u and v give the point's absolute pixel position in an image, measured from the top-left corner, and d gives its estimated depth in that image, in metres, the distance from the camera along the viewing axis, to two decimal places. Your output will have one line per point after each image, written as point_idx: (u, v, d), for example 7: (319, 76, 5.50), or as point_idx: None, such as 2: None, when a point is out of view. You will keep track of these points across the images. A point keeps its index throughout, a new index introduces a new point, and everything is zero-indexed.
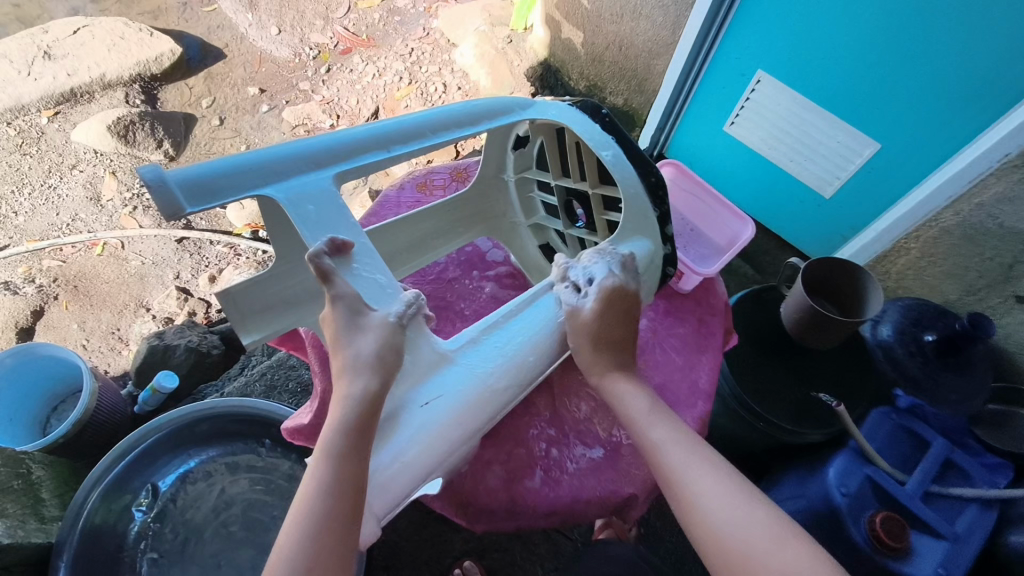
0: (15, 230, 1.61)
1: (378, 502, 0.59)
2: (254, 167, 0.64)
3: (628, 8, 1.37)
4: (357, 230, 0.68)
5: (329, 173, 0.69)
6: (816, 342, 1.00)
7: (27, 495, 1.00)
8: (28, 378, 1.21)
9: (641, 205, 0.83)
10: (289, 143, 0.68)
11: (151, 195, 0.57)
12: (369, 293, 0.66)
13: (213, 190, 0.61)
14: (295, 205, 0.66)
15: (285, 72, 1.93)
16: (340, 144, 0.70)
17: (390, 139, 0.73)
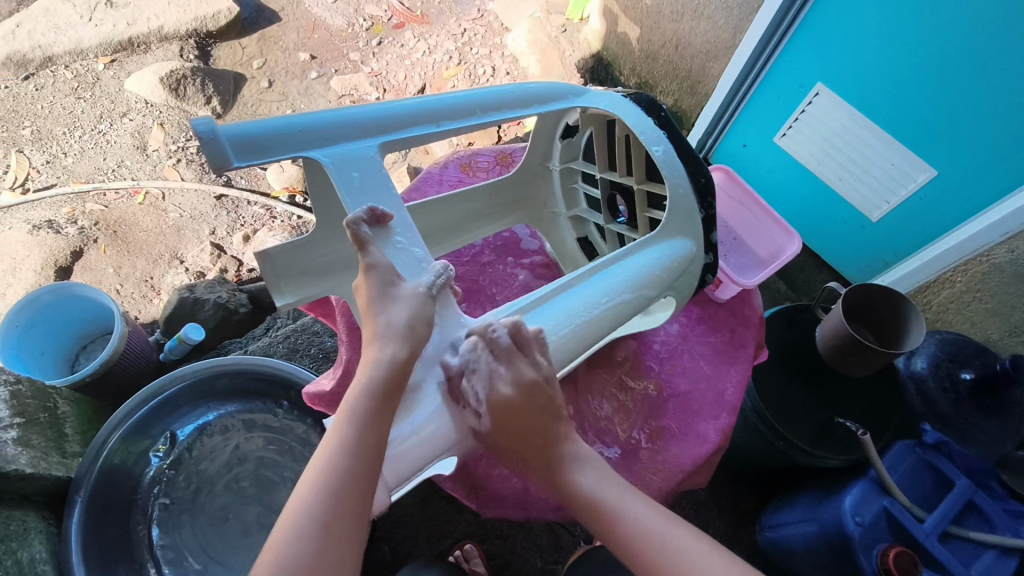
0: (63, 170, 1.65)
1: (391, 473, 0.59)
2: (303, 129, 0.65)
3: (690, 6, 1.34)
4: (398, 201, 0.68)
5: (376, 141, 0.69)
6: (850, 369, 0.98)
7: (51, 428, 1.02)
8: (62, 316, 1.24)
9: (684, 205, 0.82)
10: (341, 109, 0.68)
11: (202, 147, 0.57)
12: (403, 265, 0.66)
13: (264, 147, 0.62)
14: (339, 170, 0.66)
15: (337, 41, 1.93)
16: (390, 113, 0.70)
17: (439, 114, 0.73)
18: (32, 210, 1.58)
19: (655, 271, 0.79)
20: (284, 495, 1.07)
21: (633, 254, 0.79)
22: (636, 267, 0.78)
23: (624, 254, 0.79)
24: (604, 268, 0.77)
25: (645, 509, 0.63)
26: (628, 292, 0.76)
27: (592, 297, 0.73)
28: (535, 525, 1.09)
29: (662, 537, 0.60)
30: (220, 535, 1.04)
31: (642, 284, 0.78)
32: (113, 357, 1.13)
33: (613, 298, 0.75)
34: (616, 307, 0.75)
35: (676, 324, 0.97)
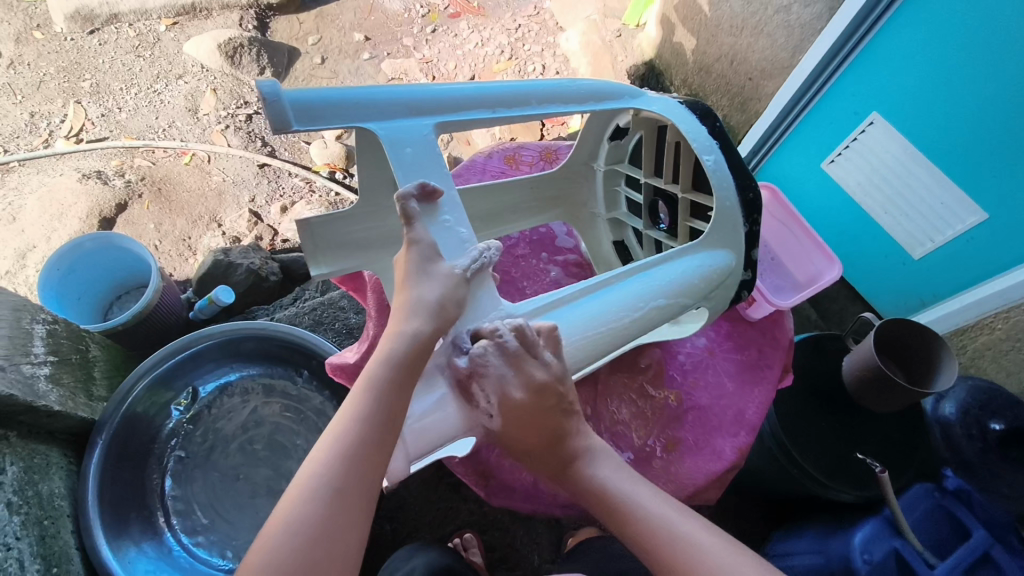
0: (116, 125, 1.70)
1: (412, 444, 0.60)
2: (361, 101, 0.66)
3: (750, 22, 1.32)
4: (447, 180, 0.69)
5: (431, 121, 0.70)
6: (874, 402, 0.97)
7: (81, 371, 1.04)
8: (101, 265, 1.28)
9: (728, 218, 0.81)
10: (399, 87, 0.70)
11: (264, 110, 0.59)
12: (445, 244, 0.67)
13: (322, 114, 0.63)
14: (394, 146, 0.67)
15: (392, 24, 1.95)
16: (446, 96, 0.71)
17: (495, 100, 0.74)
18: (83, 160, 1.63)
19: (695, 281, 0.79)
20: (295, 463, 1.09)
21: (676, 259, 0.79)
22: (677, 273, 0.78)
23: (666, 259, 0.79)
24: (644, 269, 0.77)
25: (659, 500, 0.63)
26: (665, 297, 0.77)
27: (627, 299, 0.74)
28: (537, 522, 1.09)
29: (671, 525, 0.60)
30: (230, 493, 1.06)
31: (680, 291, 0.78)
32: (146, 309, 1.16)
33: (649, 302, 0.75)
34: (651, 311, 0.76)
35: (703, 338, 0.96)
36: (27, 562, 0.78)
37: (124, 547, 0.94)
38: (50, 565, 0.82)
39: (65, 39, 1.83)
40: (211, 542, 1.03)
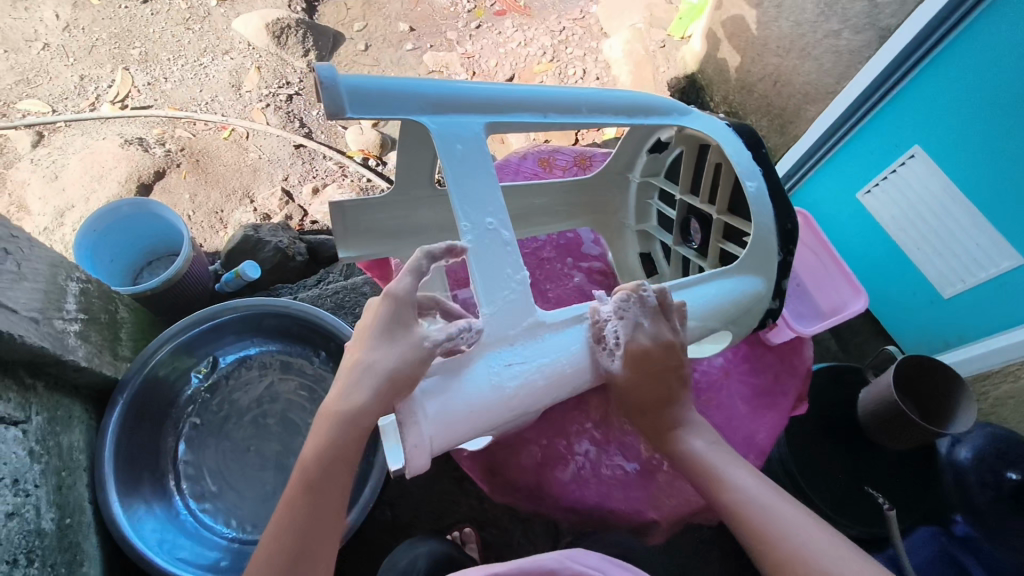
0: (161, 94, 1.74)
1: (442, 437, 0.62)
2: (418, 93, 0.69)
3: (798, 44, 1.31)
4: (494, 183, 0.71)
5: (483, 120, 0.72)
6: (887, 438, 0.96)
7: (109, 331, 1.06)
8: (136, 230, 1.31)
9: (765, 248, 0.82)
10: (455, 83, 0.72)
11: (321, 92, 0.62)
12: (481, 281, 0.67)
13: (378, 104, 0.66)
14: (444, 141, 0.69)
15: (438, 17, 1.95)
16: (501, 96, 0.73)
17: (547, 105, 0.75)
18: (126, 126, 1.67)
19: (726, 304, 0.80)
20: (305, 442, 1.11)
21: (708, 281, 0.80)
22: (709, 295, 0.79)
23: (698, 280, 0.79)
24: (676, 290, 0.78)
25: (749, 477, 0.67)
26: (694, 318, 0.78)
27: (658, 316, 0.74)
28: (536, 523, 1.10)
29: (761, 500, 0.64)
30: (239, 464, 1.09)
31: (708, 314, 0.79)
32: (176, 277, 1.20)
33: (679, 321, 0.76)
34: (681, 330, 0.77)
35: (720, 358, 0.96)
36: (43, 510, 0.82)
37: (134, 506, 0.96)
38: (63, 515, 0.86)
39: (119, 6, 1.87)
40: (217, 509, 1.05)
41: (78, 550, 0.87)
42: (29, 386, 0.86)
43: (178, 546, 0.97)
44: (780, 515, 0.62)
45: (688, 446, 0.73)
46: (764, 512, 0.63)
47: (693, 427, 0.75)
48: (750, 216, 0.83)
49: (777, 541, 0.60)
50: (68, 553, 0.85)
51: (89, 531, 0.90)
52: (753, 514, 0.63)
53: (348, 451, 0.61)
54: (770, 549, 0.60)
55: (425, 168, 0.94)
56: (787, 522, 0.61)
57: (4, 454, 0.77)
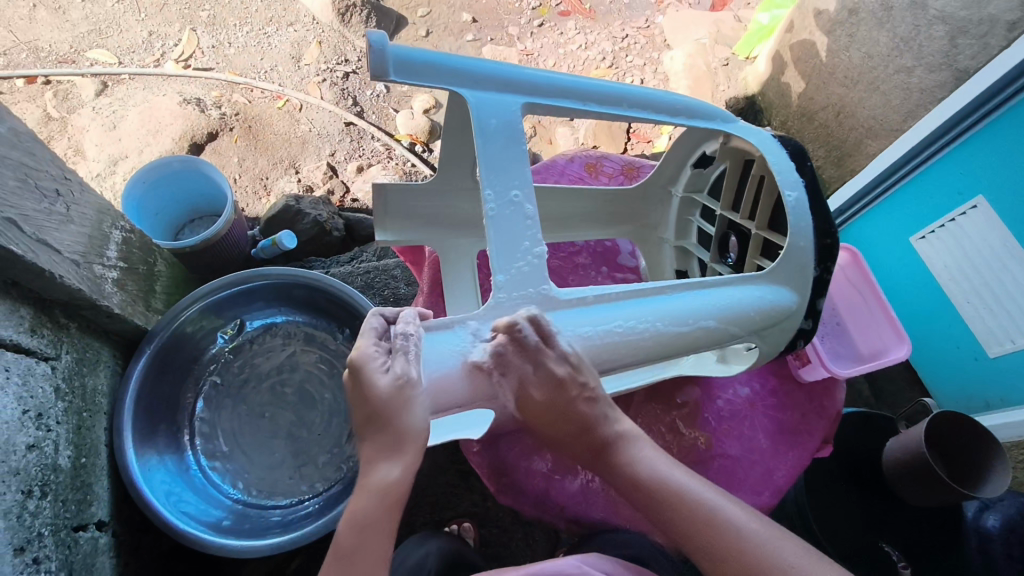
0: (223, 58, 1.77)
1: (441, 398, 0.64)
2: (458, 70, 0.70)
3: (867, 77, 1.27)
4: (524, 158, 0.70)
5: (521, 99, 0.73)
6: (911, 493, 0.93)
7: (145, 282, 1.08)
8: (182, 187, 1.34)
9: (797, 258, 0.78)
10: (498, 63, 0.73)
11: (368, 55, 0.65)
12: (494, 253, 0.67)
13: (419, 72, 0.68)
14: (480, 116, 0.70)
15: (501, 11, 1.93)
16: (542, 80, 0.74)
17: (587, 95, 0.76)
18: (186, 86, 1.71)
19: (751, 310, 0.76)
20: (318, 415, 1.12)
21: (734, 284, 0.77)
22: (732, 298, 0.76)
23: (722, 282, 0.77)
24: (696, 290, 0.75)
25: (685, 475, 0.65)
26: (714, 319, 0.75)
27: (672, 313, 0.72)
28: (536, 529, 1.09)
29: (706, 504, 0.62)
30: (253, 428, 1.10)
31: (731, 318, 0.76)
32: (214, 238, 1.22)
33: (695, 321, 0.74)
34: (699, 330, 0.74)
35: (746, 389, 0.94)
36: (61, 447, 0.84)
37: (147, 455, 0.98)
38: (79, 455, 0.88)
39: None
40: (226, 470, 1.07)
41: (89, 491, 0.89)
42: (62, 325, 0.88)
43: (184, 500, 0.98)
44: (731, 518, 0.60)
45: (628, 462, 0.67)
46: (709, 513, 0.61)
47: (630, 439, 0.69)
48: (787, 228, 0.80)
49: (731, 546, 0.58)
50: (80, 492, 0.87)
51: (102, 473, 0.92)
52: (701, 514, 0.61)
53: (377, 442, 0.62)
54: (724, 554, 0.58)
55: (470, 159, 0.94)
56: (737, 524, 0.60)
57: (30, 388, 0.80)
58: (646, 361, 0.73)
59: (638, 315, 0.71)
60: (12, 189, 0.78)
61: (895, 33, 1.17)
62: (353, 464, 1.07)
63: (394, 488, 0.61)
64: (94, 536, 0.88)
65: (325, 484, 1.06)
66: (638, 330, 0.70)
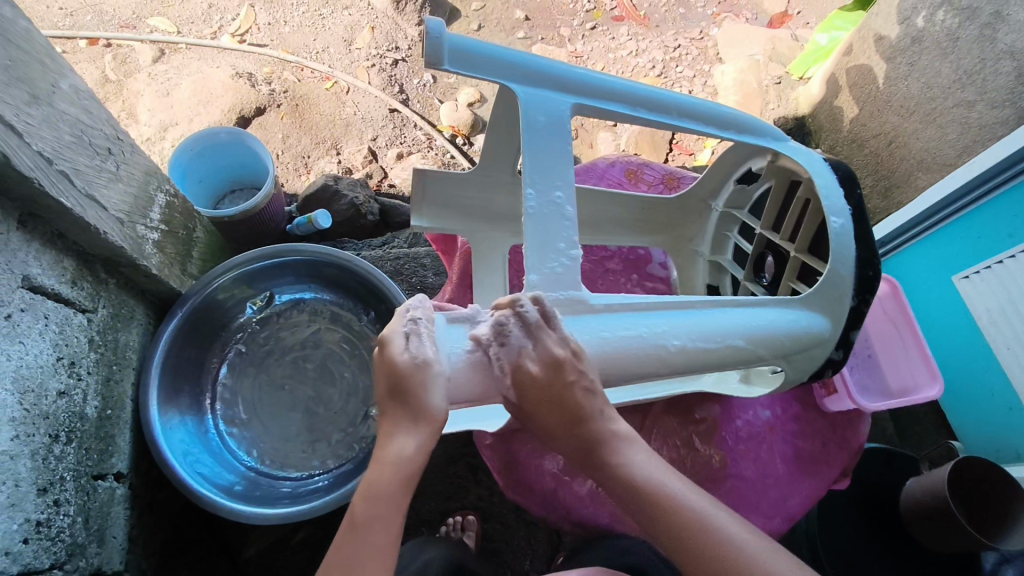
0: (277, 36, 1.80)
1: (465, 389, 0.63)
2: (513, 64, 0.71)
3: (924, 108, 1.23)
4: (568, 158, 0.71)
5: (571, 99, 0.73)
6: (928, 532, 0.92)
7: (183, 247, 1.10)
8: (227, 158, 1.37)
9: (836, 286, 0.77)
10: (551, 62, 0.74)
11: (425, 42, 0.66)
12: (531, 247, 0.67)
13: (474, 63, 0.69)
14: (529, 112, 0.71)
15: (555, 11, 1.91)
16: (593, 82, 0.75)
17: (637, 100, 0.77)
18: (240, 60, 1.75)
19: (782, 334, 0.75)
20: (336, 393, 1.13)
21: (767, 307, 0.76)
22: (763, 321, 0.74)
23: (755, 303, 0.76)
24: (727, 306, 0.74)
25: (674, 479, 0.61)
26: (743, 339, 0.73)
27: (702, 328, 0.71)
28: (539, 529, 1.09)
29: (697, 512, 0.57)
30: (272, 399, 1.12)
31: (761, 340, 0.74)
32: (252, 211, 1.25)
33: (719, 339, 0.72)
34: (723, 348, 0.72)
35: (766, 412, 0.94)
36: (89, 397, 0.87)
37: (169, 414, 1.00)
38: (105, 406, 0.91)
39: None
40: (243, 437, 1.09)
41: (111, 443, 0.91)
42: (101, 280, 0.91)
43: (200, 461, 1.01)
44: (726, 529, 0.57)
45: (621, 459, 0.62)
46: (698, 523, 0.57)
47: (626, 441, 0.64)
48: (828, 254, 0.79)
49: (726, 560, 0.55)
50: (103, 442, 0.89)
51: (125, 426, 0.95)
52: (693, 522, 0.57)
53: (398, 415, 0.62)
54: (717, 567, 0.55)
55: (511, 155, 0.94)
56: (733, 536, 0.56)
57: (66, 336, 0.83)
58: (670, 374, 0.71)
59: (665, 327, 0.70)
60: (68, 143, 0.80)
61: (959, 65, 1.14)
62: (366, 446, 1.08)
63: (408, 465, 0.60)
64: (111, 486, 0.90)
65: (337, 461, 1.08)
66: (665, 341, 0.69)
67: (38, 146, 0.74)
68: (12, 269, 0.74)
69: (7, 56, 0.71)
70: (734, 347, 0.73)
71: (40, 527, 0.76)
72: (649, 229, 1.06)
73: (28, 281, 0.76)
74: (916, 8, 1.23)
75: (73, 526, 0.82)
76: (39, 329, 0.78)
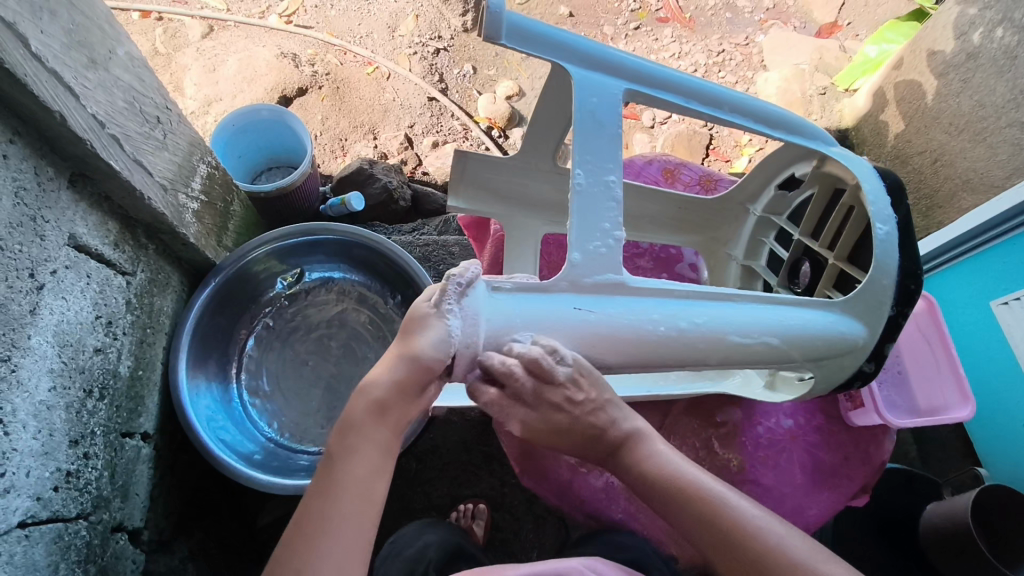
0: (324, 18, 1.81)
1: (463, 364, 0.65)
2: (569, 45, 0.71)
3: (975, 126, 1.20)
4: (616, 143, 0.71)
5: (625, 85, 0.74)
6: (945, 559, 0.91)
7: (220, 219, 1.11)
8: (266, 135, 1.40)
9: (877, 295, 0.76)
10: (607, 46, 0.74)
11: (484, 17, 0.66)
12: (575, 227, 0.68)
13: (531, 42, 0.69)
14: (582, 94, 0.71)
15: (600, 8, 1.89)
16: (648, 71, 0.75)
17: (691, 93, 0.76)
18: (286, 40, 1.77)
19: (819, 335, 0.74)
20: (358, 372, 1.15)
21: (804, 307, 0.75)
22: (801, 321, 0.74)
23: (795, 303, 0.75)
24: (763, 304, 0.74)
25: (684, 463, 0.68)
26: (778, 338, 0.73)
27: (739, 322, 0.71)
28: (549, 523, 1.09)
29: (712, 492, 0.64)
30: (295, 373, 1.15)
31: (796, 339, 0.74)
32: (288, 187, 1.28)
33: (642, 324, 0.68)
34: (669, 334, 0.69)
35: (788, 420, 0.93)
36: (123, 356, 0.90)
37: (197, 379, 1.03)
38: (137, 367, 0.93)
39: None
40: (265, 408, 1.12)
41: (140, 403, 0.94)
42: (142, 245, 0.93)
43: (223, 428, 1.03)
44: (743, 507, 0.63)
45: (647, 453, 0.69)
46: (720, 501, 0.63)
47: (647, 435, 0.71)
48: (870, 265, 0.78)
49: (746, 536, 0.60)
50: (133, 401, 0.92)
51: (153, 388, 0.97)
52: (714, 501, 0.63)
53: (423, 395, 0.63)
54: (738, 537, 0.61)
55: (551, 144, 0.95)
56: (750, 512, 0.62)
57: (105, 296, 0.85)
58: (698, 362, 0.71)
59: (708, 320, 0.71)
60: (121, 109, 0.82)
61: (1015, 84, 1.11)
62: None
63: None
64: (137, 445, 0.93)
65: None
66: (703, 336, 0.70)
67: (92, 109, 0.76)
68: (60, 227, 0.77)
69: (69, 20, 0.74)
70: (765, 349, 0.73)
71: (70, 477, 0.78)
72: (680, 229, 1.05)
73: (73, 240, 0.79)
74: (974, 23, 1.20)
75: (100, 480, 0.84)
76: (81, 286, 0.80)
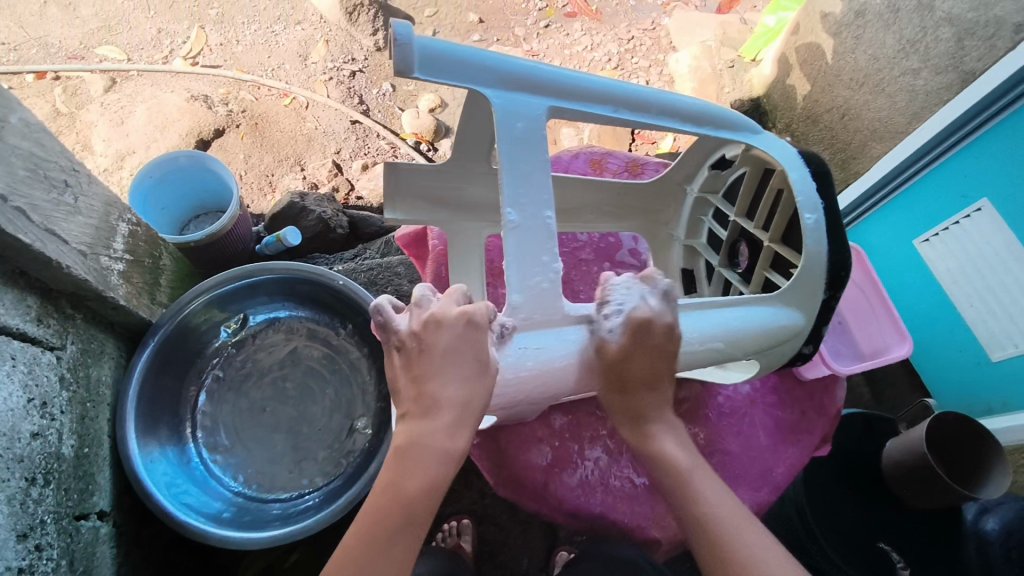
0: (231, 56, 1.77)
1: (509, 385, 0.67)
2: (488, 66, 0.70)
3: (874, 78, 1.26)
4: (547, 166, 0.72)
5: (550, 103, 0.74)
6: (909, 490, 0.96)
7: (150, 276, 1.07)
8: (189, 183, 1.35)
9: (812, 284, 0.79)
10: (525, 61, 0.73)
11: (394, 51, 0.63)
12: (515, 268, 0.68)
13: (447, 70, 0.68)
14: (506, 118, 0.71)
15: (508, 11, 1.91)
16: (571, 81, 0.74)
17: (619, 100, 0.77)
18: (194, 83, 1.72)
19: (758, 328, 0.77)
20: (319, 410, 1.12)
21: (744, 304, 0.78)
22: (742, 318, 0.76)
23: (735, 302, 0.77)
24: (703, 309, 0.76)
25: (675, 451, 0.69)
26: (721, 342, 0.76)
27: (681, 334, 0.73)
28: (535, 527, 1.09)
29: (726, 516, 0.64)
30: (255, 422, 1.11)
31: (738, 341, 0.77)
32: (219, 233, 1.23)
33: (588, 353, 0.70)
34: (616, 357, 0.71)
35: (747, 386, 0.96)
36: (65, 436, 0.85)
37: (150, 447, 0.98)
38: (82, 444, 0.88)
39: None
40: (228, 463, 1.08)
41: (91, 481, 0.89)
42: (68, 315, 0.89)
43: (186, 492, 0.99)
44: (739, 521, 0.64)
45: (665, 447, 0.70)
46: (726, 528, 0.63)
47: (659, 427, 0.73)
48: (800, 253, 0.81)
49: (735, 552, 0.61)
50: (82, 481, 0.87)
51: (103, 463, 0.93)
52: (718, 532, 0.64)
53: None
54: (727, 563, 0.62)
55: (480, 147, 0.95)
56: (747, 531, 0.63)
57: (36, 376, 0.80)
58: None
59: None
60: (22, 178, 0.78)
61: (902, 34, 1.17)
62: (354, 460, 1.07)
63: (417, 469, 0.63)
64: (94, 525, 0.88)
65: (324, 478, 1.07)
66: None
67: None
68: None
69: None
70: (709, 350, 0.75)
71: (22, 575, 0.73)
72: (617, 215, 1.07)
73: None
74: None
75: (59, 570, 0.80)
76: (6, 371, 0.76)
